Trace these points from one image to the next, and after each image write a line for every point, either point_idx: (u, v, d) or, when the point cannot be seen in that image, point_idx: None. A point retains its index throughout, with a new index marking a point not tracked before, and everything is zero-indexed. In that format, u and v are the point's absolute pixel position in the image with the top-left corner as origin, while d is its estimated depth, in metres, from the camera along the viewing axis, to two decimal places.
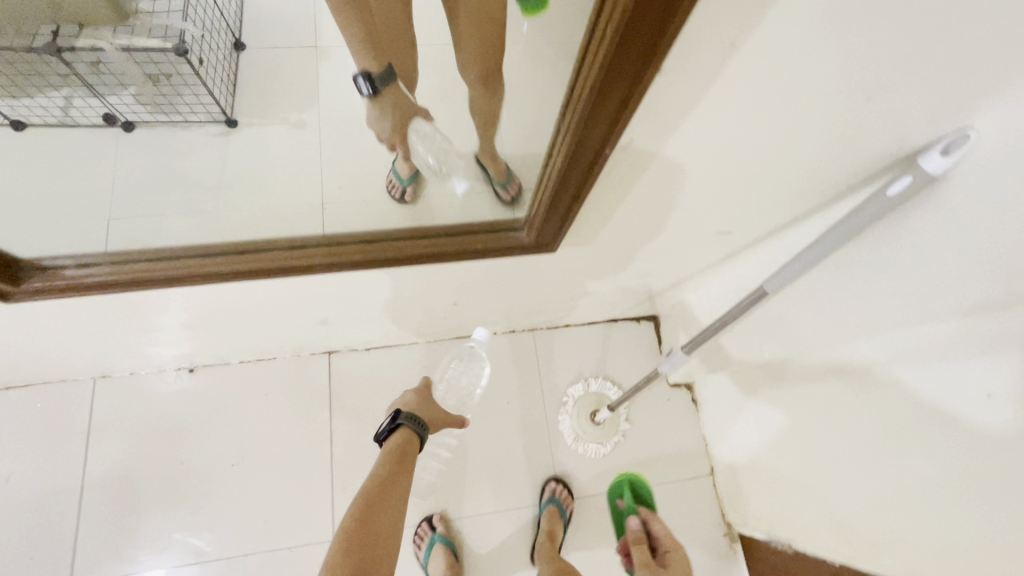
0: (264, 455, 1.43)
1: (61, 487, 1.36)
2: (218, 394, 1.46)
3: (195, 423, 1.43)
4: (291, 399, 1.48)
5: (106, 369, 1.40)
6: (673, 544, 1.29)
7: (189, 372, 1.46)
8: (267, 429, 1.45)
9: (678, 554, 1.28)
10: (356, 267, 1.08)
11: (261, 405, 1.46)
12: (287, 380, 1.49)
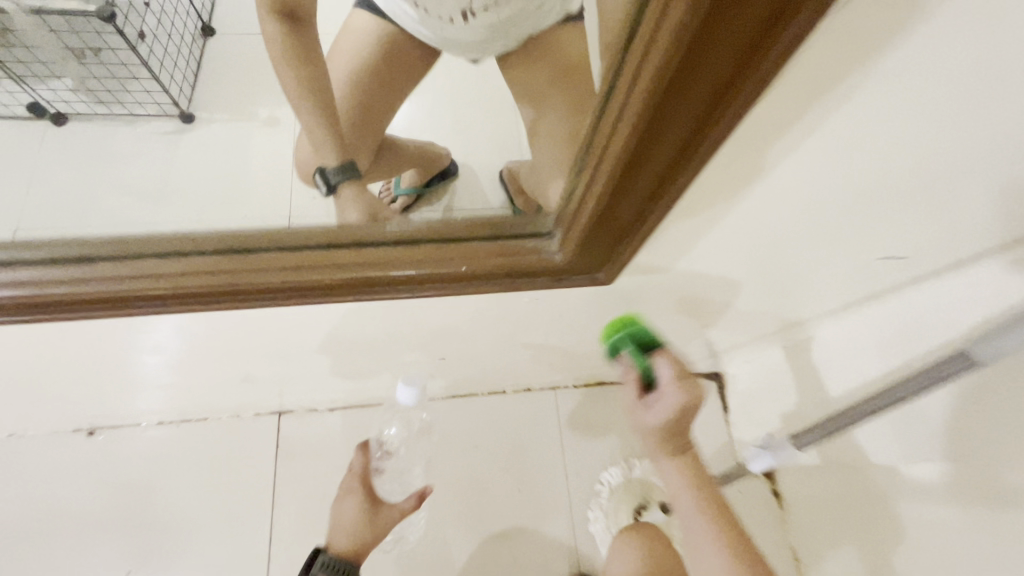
0: (176, 558, 1.02)
1: None
2: (121, 470, 1.07)
3: (87, 509, 1.04)
4: (220, 479, 1.08)
5: None
6: (686, 392, 0.62)
7: (86, 438, 1.08)
8: (183, 521, 1.05)
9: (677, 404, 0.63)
10: (275, 300, 0.64)
11: (180, 485, 1.07)
12: (220, 450, 1.10)
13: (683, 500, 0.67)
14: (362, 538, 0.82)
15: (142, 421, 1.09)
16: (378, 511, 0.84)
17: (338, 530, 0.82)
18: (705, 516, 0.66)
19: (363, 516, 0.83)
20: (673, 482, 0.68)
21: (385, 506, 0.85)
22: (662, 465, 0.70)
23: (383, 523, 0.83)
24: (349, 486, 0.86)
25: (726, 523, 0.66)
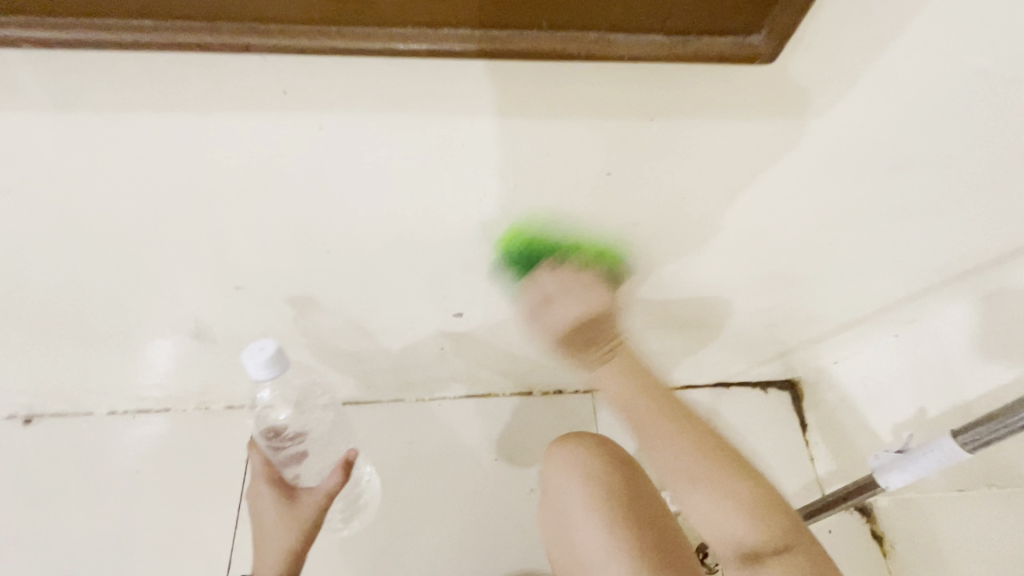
0: None
1: None
2: (59, 466, 0.86)
3: (13, 515, 0.83)
4: (174, 489, 0.86)
5: None
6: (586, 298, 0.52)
7: (23, 426, 0.88)
8: (121, 540, 0.82)
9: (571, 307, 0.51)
10: (223, 29, 0.34)
11: (123, 491, 0.85)
12: (174, 449, 0.88)
13: (653, 449, 0.52)
14: (291, 549, 0.62)
15: (88, 408, 0.88)
16: (300, 509, 0.64)
17: (262, 551, 0.63)
18: (660, 445, 0.51)
19: (286, 524, 0.63)
20: (620, 402, 0.53)
21: (307, 496, 0.64)
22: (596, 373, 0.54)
23: (309, 519, 0.63)
24: (256, 491, 0.66)
25: (711, 451, 0.51)
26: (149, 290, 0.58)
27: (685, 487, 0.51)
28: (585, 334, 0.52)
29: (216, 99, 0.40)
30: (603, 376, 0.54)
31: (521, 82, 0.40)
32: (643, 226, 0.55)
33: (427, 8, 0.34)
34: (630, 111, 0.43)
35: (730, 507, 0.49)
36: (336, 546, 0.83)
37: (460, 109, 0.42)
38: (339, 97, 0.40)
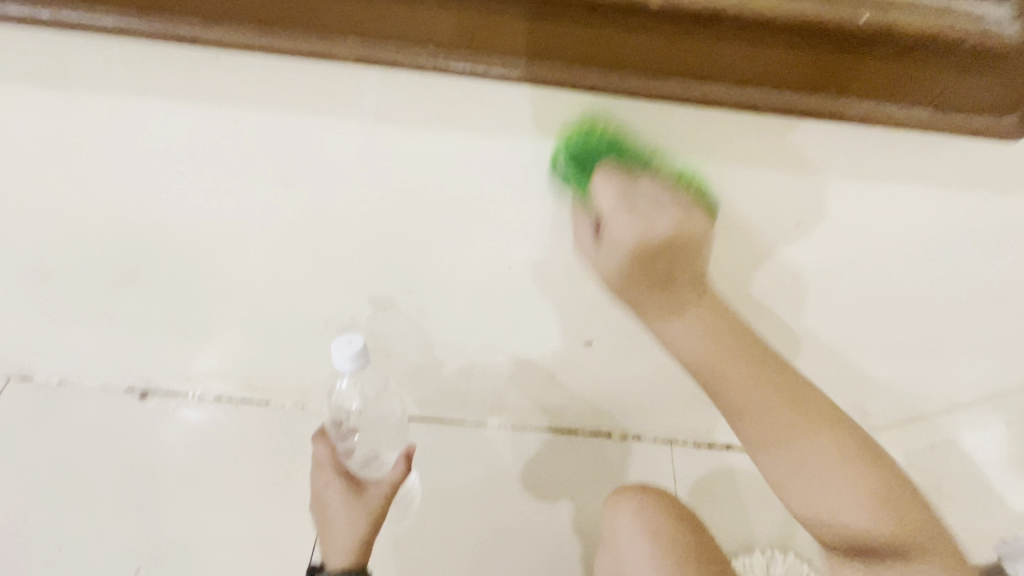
0: (198, 566, 0.83)
1: None
2: (164, 445, 0.91)
3: (118, 486, 0.88)
4: (267, 479, 0.89)
5: (21, 366, 0.91)
6: (679, 214, 0.43)
7: (140, 400, 0.94)
8: (215, 522, 0.86)
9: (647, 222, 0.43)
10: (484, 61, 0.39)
11: (219, 479, 0.89)
12: (270, 444, 0.92)
13: (728, 395, 0.48)
14: (358, 544, 0.64)
15: (200, 392, 0.93)
16: (365, 505, 0.65)
17: (330, 542, 0.65)
18: (778, 407, 0.47)
19: (349, 520, 0.64)
20: (702, 363, 0.47)
21: (371, 492, 0.65)
22: (661, 327, 0.47)
23: (375, 513, 0.64)
24: (321, 483, 0.67)
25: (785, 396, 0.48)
26: (328, 293, 0.61)
27: (790, 446, 0.48)
28: (656, 250, 0.43)
29: (498, 129, 0.45)
30: (676, 332, 0.47)
31: (689, 121, 0.46)
32: (754, 272, 0.59)
33: (669, 60, 0.39)
34: (768, 157, 0.48)
35: (841, 480, 0.47)
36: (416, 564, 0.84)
37: (639, 139, 0.46)
38: (596, 131, 0.46)
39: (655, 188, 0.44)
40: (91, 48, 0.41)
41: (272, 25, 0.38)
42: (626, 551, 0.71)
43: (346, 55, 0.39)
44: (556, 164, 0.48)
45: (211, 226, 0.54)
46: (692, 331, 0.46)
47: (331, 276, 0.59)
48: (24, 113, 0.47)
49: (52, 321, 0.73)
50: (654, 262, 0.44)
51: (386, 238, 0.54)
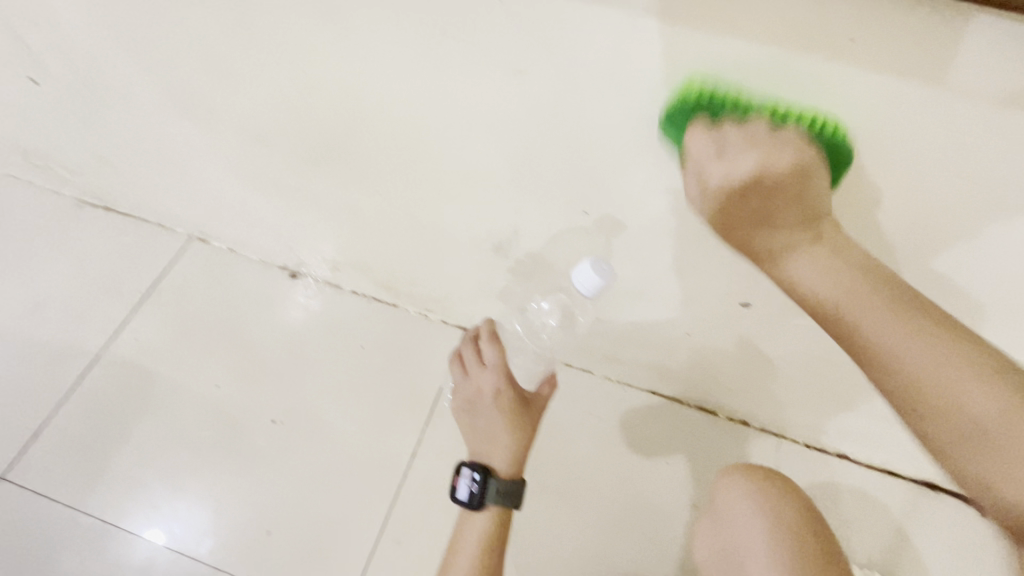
0: (319, 434, 0.93)
1: (77, 347, 0.99)
2: (304, 323, 1.01)
3: (262, 349, 0.99)
4: (387, 373, 0.97)
5: (201, 229, 1.03)
6: (763, 151, 0.41)
7: (290, 280, 1.04)
8: (337, 400, 0.96)
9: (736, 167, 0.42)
10: None
11: (344, 363, 0.98)
12: (392, 343, 0.99)
13: (862, 325, 0.40)
14: (522, 451, 0.67)
15: (341, 284, 1.02)
16: (530, 414, 0.69)
17: (494, 443, 0.67)
18: (911, 338, 0.39)
19: (517, 424, 0.67)
20: (828, 302, 0.42)
21: (535, 404, 0.69)
22: (788, 264, 0.44)
23: (535, 423, 0.69)
24: (491, 386, 0.67)
25: (952, 344, 0.38)
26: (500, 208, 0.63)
27: (903, 373, 0.39)
28: (736, 152, 0.42)
29: (780, 29, 0.39)
30: (804, 270, 0.43)
31: (992, 66, 0.37)
32: (982, 259, 0.52)
33: None
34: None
35: (1016, 452, 0.36)
36: None
37: (927, 73, 0.39)
38: (879, 53, 0.39)
39: (744, 131, 0.42)
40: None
41: None
42: (732, 520, 0.71)
43: None
44: (819, 91, 0.42)
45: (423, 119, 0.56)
46: (817, 267, 0.43)
47: (514, 190, 0.60)
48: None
49: (244, 189, 0.82)
50: (771, 196, 0.42)
51: (584, 157, 0.53)
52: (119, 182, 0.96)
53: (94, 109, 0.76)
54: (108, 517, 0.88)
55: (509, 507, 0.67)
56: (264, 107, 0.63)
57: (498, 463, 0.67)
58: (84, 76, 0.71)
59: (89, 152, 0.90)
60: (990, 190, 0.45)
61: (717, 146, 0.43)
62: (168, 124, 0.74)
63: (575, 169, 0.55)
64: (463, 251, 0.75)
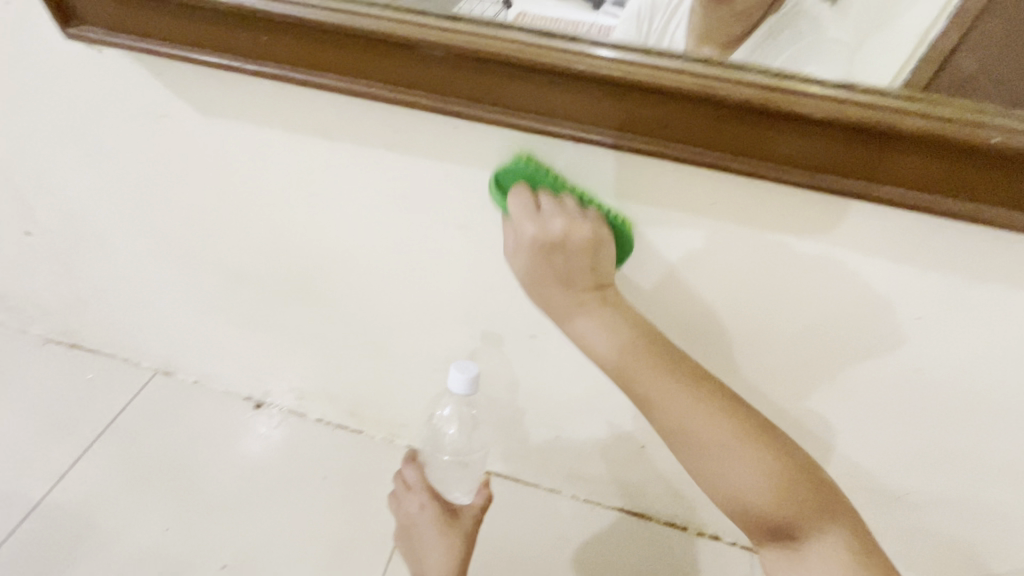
0: None
1: (15, 496, 0.93)
2: (265, 455, 0.99)
3: (218, 486, 0.96)
4: (350, 505, 0.94)
5: (167, 363, 1.04)
6: (566, 220, 0.48)
7: (253, 410, 1.04)
8: (295, 539, 0.91)
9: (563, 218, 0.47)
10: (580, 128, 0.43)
11: (305, 497, 0.95)
12: (355, 472, 0.97)
13: (689, 430, 0.48)
14: (460, 562, 0.67)
15: (306, 412, 1.02)
16: (462, 524, 0.70)
17: (429, 562, 0.67)
18: (700, 408, 0.48)
19: (449, 536, 0.68)
20: (614, 353, 0.49)
21: (465, 513, 0.71)
22: (576, 324, 0.49)
23: (469, 532, 0.70)
24: (417, 504, 0.70)
25: (678, 370, 0.49)
26: (459, 333, 0.69)
27: (659, 399, 0.48)
28: (574, 262, 0.48)
29: (665, 199, 0.51)
30: (587, 328, 0.49)
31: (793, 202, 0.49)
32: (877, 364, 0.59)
33: (735, 136, 0.42)
34: (904, 253, 0.50)
35: (769, 480, 0.47)
36: None
37: (778, 225, 0.51)
38: (740, 214, 0.50)
39: (557, 202, 0.48)
40: (343, 106, 0.49)
41: (436, 89, 0.44)
42: None
43: (481, 116, 0.44)
44: (704, 239, 0.53)
45: (387, 262, 0.63)
46: (597, 324, 0.49)
47: (471, 317, 0.66)
48: (262, 156, 0.56)
49: (216, 324, 0.86)
50: (563, 255, 0.48)
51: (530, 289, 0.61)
52: (90, 320, 0.99)
53: (80, 258, 0.82)
54: None
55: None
56: (242, 253, 0.70)
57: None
58: (74, 230, 0.77)
59: (64, 294, 0.93)
60: (831, 297, 0.55)
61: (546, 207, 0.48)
62: (148, 269, 0.80)
63: (524, 299, 0.62)
64: (425, 376, 0.79)
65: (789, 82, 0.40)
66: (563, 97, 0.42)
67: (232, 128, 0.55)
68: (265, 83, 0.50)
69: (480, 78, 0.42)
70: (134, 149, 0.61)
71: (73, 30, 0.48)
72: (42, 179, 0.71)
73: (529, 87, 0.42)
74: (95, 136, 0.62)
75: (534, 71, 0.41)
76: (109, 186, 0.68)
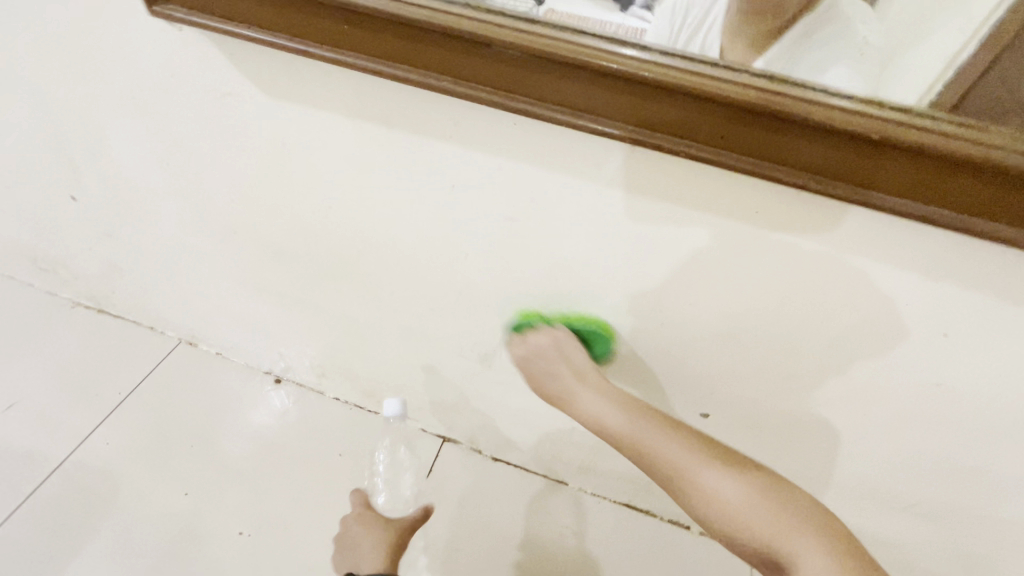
0: (287, 548, 0.90)
1: (41, 452, 0.96)
2: (283, 428, 1.02)
3: (235, 455, 0.99)
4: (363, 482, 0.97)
5: (192, 333, 1.07)
6: (552, 338, 0.62)
7: (273, 385, 1.07)
8: (310, 511, 0.94)
9: (540, 342, 0.62)
10: (639, 133, 0.45)
11: (320, 472, 0.98)
12: (370, 450, 1.00)
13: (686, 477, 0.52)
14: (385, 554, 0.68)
15: (324, 390, 1.05)
16: (391, 532, 0.72)
17: (355, 563, 0.69)
18: (693, 451, 0.53)
19: (378, 535, 0.71)
20: (612, 422, 0.56)
21: (397, 523, 0.74)
22: (584, 403, 0.58)
23: (399, 538, 0.72)
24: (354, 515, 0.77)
25: (660, 418, 0.56)
26: (487, 322, 0.72)
27: (648, 454, 0.54)
28: (559, 360, 0.61)
29: (710, 205, 0.51)
30: (593, 403, 0.57)
31: (811, 220, 0.50)
32: (900, 380, 0.59)
33: (774, 149, 0.44)
34: (941, 273, 0.50)
35: (758, 501, 0.50)
36: None
37: (818, 238, 0.51)
38: (781, 226, 0.51)
39: (522, 339, 0.64)
40: (404, 97, 0.51)
41: (503, 87, 0.46)
42: None
43: (546, 116, 0.46)
44: (744, 247, 0.54)
45: (426, 249, 0.65)
46: (590, 396, 0.58)
47: (500, 307, 0.69)
48: (316, 139, 0.59)
49: (247, 298, 0.89)
50: (560, 361, 0.61)
51: (563, 284, 0.63)
52: (122, 288, 1.02)
53: (119, 225, 0.84)
54: None
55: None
56: (282, 231, 0.72)
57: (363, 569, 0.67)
58: (118, 198, 0.80)
59: (100, 259, 0.96)
60: (845, 314, 0.56)
61: (533, 347, 0.62)
62: (186, 241, 0.82)
63: (554, 293, 0.64)
64: (449, 362, 0.81)
65: (839, 100, 0.41)
66: (624, 101, 0.44)
67: (292, 109, 0.57)
68: (329, 68, 0.52)
69: (550, 80, 0.44)
70: (191, 125, 0.64)
71: (158, 9, 0.52)
72: (94, 148, 0.73)
73: (595, 91, 0.44)
74: (154, 109, 0.64)
75: (601, 76, 0.43)
76: (159, 157, 0.70)
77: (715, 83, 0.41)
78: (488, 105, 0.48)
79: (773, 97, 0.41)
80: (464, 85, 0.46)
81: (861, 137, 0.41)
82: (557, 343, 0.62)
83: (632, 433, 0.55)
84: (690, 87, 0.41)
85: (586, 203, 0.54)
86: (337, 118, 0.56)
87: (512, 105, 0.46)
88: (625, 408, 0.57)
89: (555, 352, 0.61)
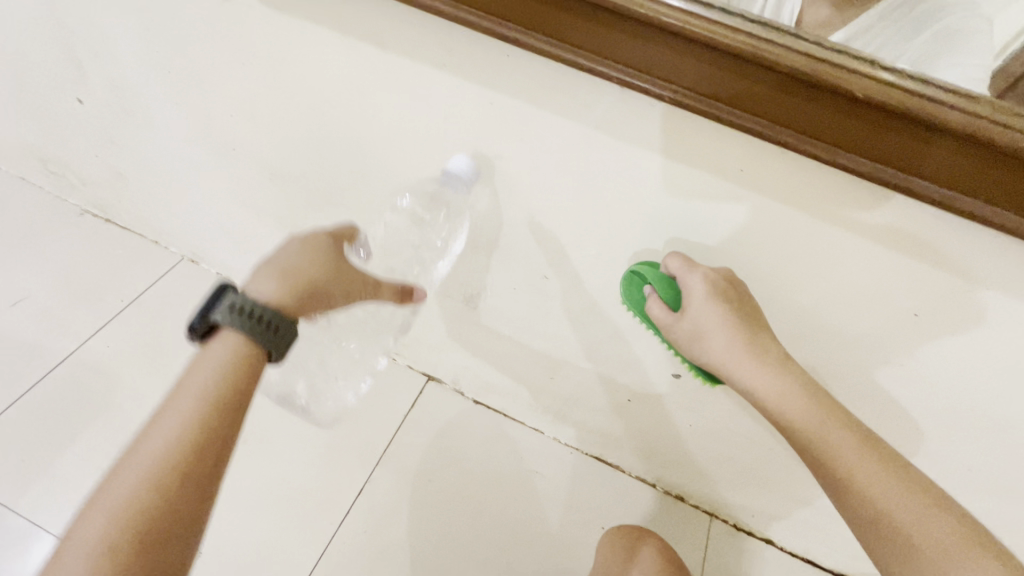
0: (270, 459, 0.96)
1: (47, 344, 1.01)
2: None
3: None
4: (348, 409, 1.01)
5: (194, 250, 1.09)
6: (720, 271, 0.55)
7: None
8: (295, 428, 0.99)
9: (726, 277, 0.55)
10: (629, 74, 0.44)
11: None
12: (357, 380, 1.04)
13: (861, 481, 0.48)
14: (190, 452, 0.42)
15: None
16: (220, 367, 0.46)
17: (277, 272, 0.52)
18: (841, 434, 0.50)
19: (170, 426, 0.43)
20: (767, 392, 0.52)
21: (236, 343, 0.47)
22: (742, 369, 0.53)
23: (229, 390, 0.45)
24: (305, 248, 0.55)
25: (810, 391, 0.52)
26: (475, 263, 0.73)
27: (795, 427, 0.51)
28: (727, 301, 0.53)
29: (693, 157, 0.49)
30: (750, 369, 0.53)
31: (805, 192, 0.48)
32: (870, 357, 0.59)
33: (773, 105, 0.41)
34: (919, 250, 0.48)
35: (900, 490, 0.47)
36: (444, 529, 0.94)
37: (800, 203, 0.49)
38: (849, 175, 0.44)
39: (711, 270, 0.54)
40: (403, 18, 0.50)
41: (497, 14, 0.45)
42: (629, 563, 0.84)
43: (538, 48, 0.45)
44: (726, 206, 0.52)
45: (420, 183, 0.65)
46: (765, 371, 0.53)
47: (489, 249, 0.69)
48: (315, 56, 0.58)
49: (246, 219, 0.90)
50: (728, 296, 0.54)
51: (551, 231, 0.63)
52: (127, 197, 1.03)
53: (125, 131, 0.85)
54: (36, 518, 0.87)
55: (158, 535, 0.39)
56: (281, 152, 0.72)
57: (117, 520, 0.39)
58: (122, 103, 0.80)
59: (106, 166, 0.97)
60: (830, 293, 0.55)
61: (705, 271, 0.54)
62: (189, 155, 0.83)
63: (541, 239, 0.65)
64: (437, 300, 0.83)
65: (839, 55, 0.38)
66: (615, 38, 0.42)
67: (291, 22, 0.56)
68: None
69: (545, 9, 0.43)
70: (191, 30, 0.63)
71: None
72: (98, 48, 0.73)
73: (581, 24, 0.43)
74: (156, 11, 0.63)
75: (594, 9, 0.41)
76: (162, 63, 0.69)
77: (714, 24, 0.39)
78: (483, 32, 0.47)
79: (775, 46, 0.38)
80: (459, 7, 0.46)
81: (873, 101, 0.38)
82: (723, 272, 0.55)
83: (772, 400, 0.52)
84: (686, 27, 0.39)
85: (577, 147, 0.53)
86: (336, 37, 0.55)
87: (505, 34, 0.45)
88: (774, 376, 0.53)
89: (718, 277, 0.54)
